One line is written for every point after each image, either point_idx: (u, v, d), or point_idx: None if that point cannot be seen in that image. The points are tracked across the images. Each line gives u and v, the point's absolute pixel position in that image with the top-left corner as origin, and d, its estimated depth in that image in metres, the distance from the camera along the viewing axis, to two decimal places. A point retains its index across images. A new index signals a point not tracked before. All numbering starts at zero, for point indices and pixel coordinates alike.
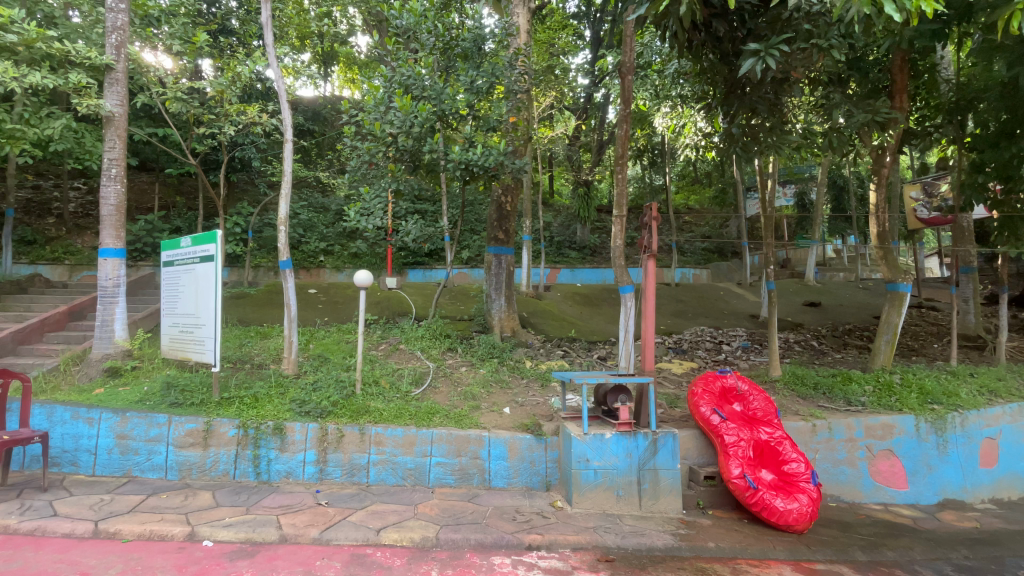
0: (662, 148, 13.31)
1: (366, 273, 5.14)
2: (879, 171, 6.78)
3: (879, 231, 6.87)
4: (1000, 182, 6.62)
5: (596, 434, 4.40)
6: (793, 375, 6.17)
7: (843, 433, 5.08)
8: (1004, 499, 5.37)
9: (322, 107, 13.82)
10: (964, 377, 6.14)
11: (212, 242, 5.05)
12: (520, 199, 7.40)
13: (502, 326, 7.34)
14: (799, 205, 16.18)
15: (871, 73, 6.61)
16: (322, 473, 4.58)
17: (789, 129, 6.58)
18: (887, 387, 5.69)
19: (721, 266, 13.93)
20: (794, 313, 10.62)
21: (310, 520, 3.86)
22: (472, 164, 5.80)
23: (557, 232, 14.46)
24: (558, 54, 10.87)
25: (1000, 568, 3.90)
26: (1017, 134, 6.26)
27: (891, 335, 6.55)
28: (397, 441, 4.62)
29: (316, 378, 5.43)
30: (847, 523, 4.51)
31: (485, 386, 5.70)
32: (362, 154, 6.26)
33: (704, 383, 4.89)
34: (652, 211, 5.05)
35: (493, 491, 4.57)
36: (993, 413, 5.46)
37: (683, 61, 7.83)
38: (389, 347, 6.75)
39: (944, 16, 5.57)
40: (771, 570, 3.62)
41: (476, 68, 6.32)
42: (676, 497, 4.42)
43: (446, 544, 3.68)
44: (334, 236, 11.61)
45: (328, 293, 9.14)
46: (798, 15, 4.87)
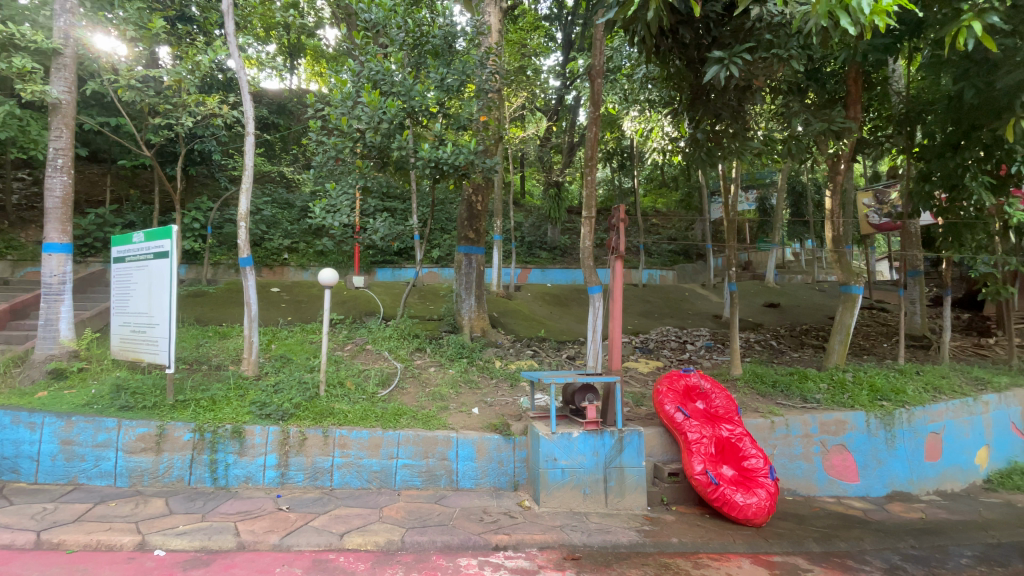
0: (630, 150, 13.54)
1: (331, 272, 5.00)
2: (835, 178, 7.05)
3: (835, 235, 7.12)
4: (946, 190, 6.83)
5: (563, 433, 4.42)
6: (753, 373, 6.38)
7: (800, 430, 5.27)
8: (948, 491, 5.67)
9: (288, 100, 13.45)
10: (911, 375, 6.47)
11: (167, 238, 4.82)
12: (490, 199, 7.36)
13: (472, 326, 7.29)
14: (761, 209, 16.76)
15: (829, 83, 6.93)
16: (283, 477, 4.44)
17: (751, 135, 6.83)
18: (841, 384, 5.95)
19: (686, 267, 14.26)
20: (756, 314, 10.99)
21: (270, 526, 3.74)
22: (441, 162, 5.74)
23: (528, 232, 14.56)
24: (529, 54, 10.89)
25: (944, 557, 4.11)
26: (961, 145, 6.51)
27: (845, 335, 6.83)
28: (361, 443, 4.52)
29: (278, 380, 5.28)
30: (803, 516, 4.68)
31: (453, 387, 5.66)
32: (328, 150, 6.05)
33: (668, 382, 5.00)
34: (621, 212, 5.09)
35: (460, 492, 4.54)
36: (938, 409, 5.75)
37: (650, 66, 8.00)
38: (355, 347, 6.63)
39: (897, 31, 5.93)
40: (731, 563, 3.71)
41: (446, 66, 6.33)
42: (641, 494, 4.49)
43: (411, 547, 3.62)
44: (299, 234, 11.33)
45: (292, 292, 8.90)
46: (760, 25, 5.10)
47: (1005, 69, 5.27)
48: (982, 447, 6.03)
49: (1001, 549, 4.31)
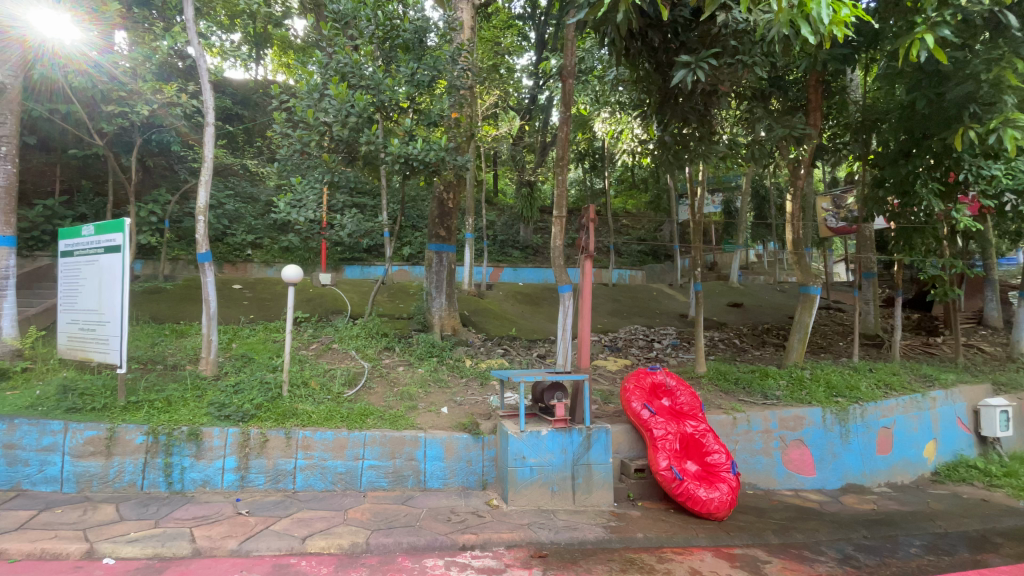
0: (602, 151, 13.69)
1: (295, 268, 4.89)
2: (796, 182, 7.28)
3: (795, 237, 7.36)
4: (899, 196, 7.13)
5: (532, 431, 4.42)
6: (717, 371, 6.54)
7: (760, 426, 5.42)
8: (898, 483, 5.95)
9: (254, 91, 13.04)
10: (865, 372, 6.76)
11: (120, 231, 4.59)
12: (462, 196, 7.30)
13: (443, 325, 7.22)
14: (726, 212, 17.22)
15: (791, 91, 7.20)
16: (243, 481, 4.30)
17: (717, 139, 6.99)
18: (799, 381, 6.18)
19: (655, 267, 14.50)
20: (720, 313, 11.27)
21: (228, 531, 3.61)
22: (411, 158, 5.64)
23: (500, 231, 14.55)
24: (503, 53, 10.86)
25: (894, 546, 4.29)
26: (913, 153, 6.86)
27: (804, 334, 7.08)
28: (326, 445, 4.41)
29: (238, 380, 5.11)
30: (762, 509, 4.83)
31: (422, 386, 5.59)
32: (293, 142, 5.84)
33: (635, 379, 5.06)
34: (590, 212, 5.13)
35: (427, 492, 4.48)
36: (889, 404, 6.02)
37: (621, 69, 8.11)
38: (321, 347, 6.47)
39: (854, 42, 6.16)
40: (694, 557, 3.79)
41: (417, 60, 6.25)
42: (607, 491, 4.54)
43: (376, 549, 3.55)
44: (264, 229, 11.02)
45: (254, 289, 8.61)
46: (726, 32, 5.25)
47: (955, 81, 5.55)
48: (930, 441, 6.32)
49: (947, 538, 4.52)
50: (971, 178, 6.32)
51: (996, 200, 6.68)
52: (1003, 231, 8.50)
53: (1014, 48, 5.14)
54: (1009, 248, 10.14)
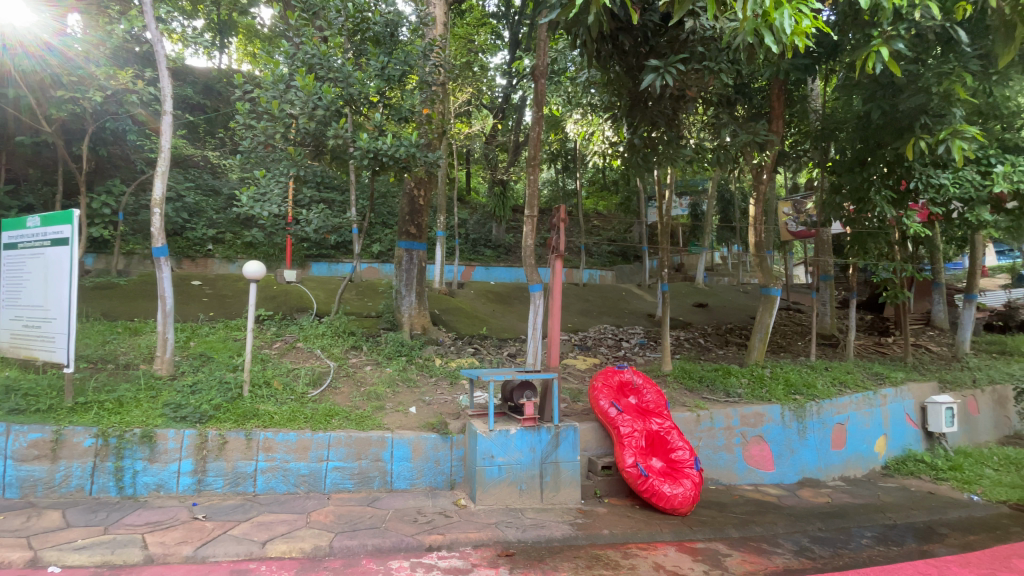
0: (574, 152, 13.79)
1: (257, 264, 4.75)
2: (759, 187, 7.49)
3: (757, 240, 7.59)
4: (854, 203, 7.31)
5: (500, 431, 4.41)
6: (682, 369, 6.70)
7: (722, 422, 5.57)
8: (851, 476, 6.22)
9: (217, 81, 12.59)
10: (821, 371, 7.04)
11: (68, 223, 4.35)
12: (433, 194, 7.23)
13: (412, 323, 7.14)
14: (693, 214, 17.66)
15: (756, 99, 7.43)
16: (200, 484, 4.14)
17: (685, 143, 7.15)
18: (760, 379, 6.38)
19: (624, 268, 14.71)
20: (687, 313, 11.54)
21: (183, 536, 3.48)
22: (380, 153, 5.53)
23: (472, 229, 14.52)
24: (476, 51, 10.80)
25: (847, 538, 4.48)
26: (867, 161, 7.05)
27: (764, 334, 7.31)
28: (288, 446, 4.30)
29: (195, 379, 4.93)
30: (724, 504, 4.96)
31: (390, 386, 5.51)
32: (257, 134, 5.62)
33: (603, 377, 5.13)
34: (561, 212, 5.17)
35: (394, 493, 4.42)
36: (844, 402, 6.27)
37: (593, 71, 8.19)
38: (285, 346, 6.31)
39: (815, 53, 6.40)
40: (658, 552, 3.86)
41: (388, 54, 6.16)
42: (575, 488, 4.58)
43: (340, 553, 3.48)
44: (226, 223, 10.68)
45: (215, 286, 8.31)
46: (694, 38, 5.38)
47: (909, 92, 5.78)
48: (881, 436, 6.63)
49: (896, 530, 4.74)
50: (922, 186, 6.62)
51: (943, 208, 7.01)
52: (949, 237, 8.98)
53: (963, 62, 5.43)
54: (954, 253, 10.72)
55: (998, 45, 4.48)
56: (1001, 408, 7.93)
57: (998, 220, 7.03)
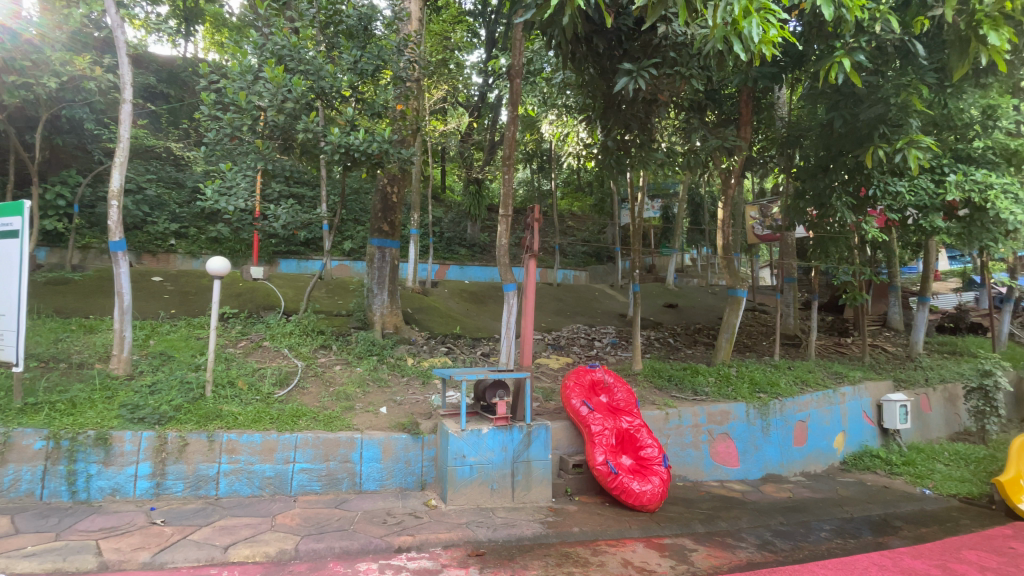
0: (548, 153, 13.85)
1: (222, 261, 4.60)
2: (727, 190, 7.68)
3: (725, 243, 7.79)
4: (817, 208, 7.65)
5: (472, 430, 4.39)
6: (652, 368, 6.83)
7: (690, 420, 5.70)
8: (810, 471, 6.46)
9: (181, 69, 12.04)
10: (784, 369, 7.30)
11: (17, 215, 4.10)
12: (407, 191, 7.14)
13: (384, 322, 7.04)
14: (664, 217, 18.04)
15: (726, 105, 7.63)
16: (158, 488, 3.98)
17: (657, 147, 7.28)
18: (726, 378, 6.56)
19: (597, 268, 14.87)
20: (656, 313, 11.77)
21: (140, 542, 3.34)
22: (352, 149, 5.41)
23: (447, 228, 14.44)
24: (452, 48, 10.72)
25: (807, 531, 4.65)
26: (829, 167, 7.37)
27: (730, 334, 7.52)
28: (253, 448, 4.17)
29: (155, 379, 4.74)
30: (691, 500, 5.08)
31: (361, 386, 5.41)
32: (223, 125, 5.42)
33: (575, 376, 5.18)
34: (535, 212, 5.18)
35: (363, 495, 4.35)
36: (804, 399, 6.51)
37: (569, 72, 8.26)
38: (250, 344, 6.13)
39: (782, 62, 6.57)
40: (626, 548, 3.92)
41: (361, 48, 6.02)
42: (546, 487, 4.61)
43: (306, 556, 3.40)
44: (189, 218, 10.32)
45: (177, 282, 7.99)
46: (666, 44, 5.48)
47: (868, 103, 6.03)
48: (839, 432, 6.91)
49: (853, 523, 4.95)
50: (880, 193, 6.96)
51: (899, 215, 7.39)
52: (903, 242, 9.41)
53: (919, 75, 5.73)
54: (909, 258, 11.25)
55: (951, 60, 4.77)
56: (950, 405, 8.37)
57: (949, 227, 7.39)
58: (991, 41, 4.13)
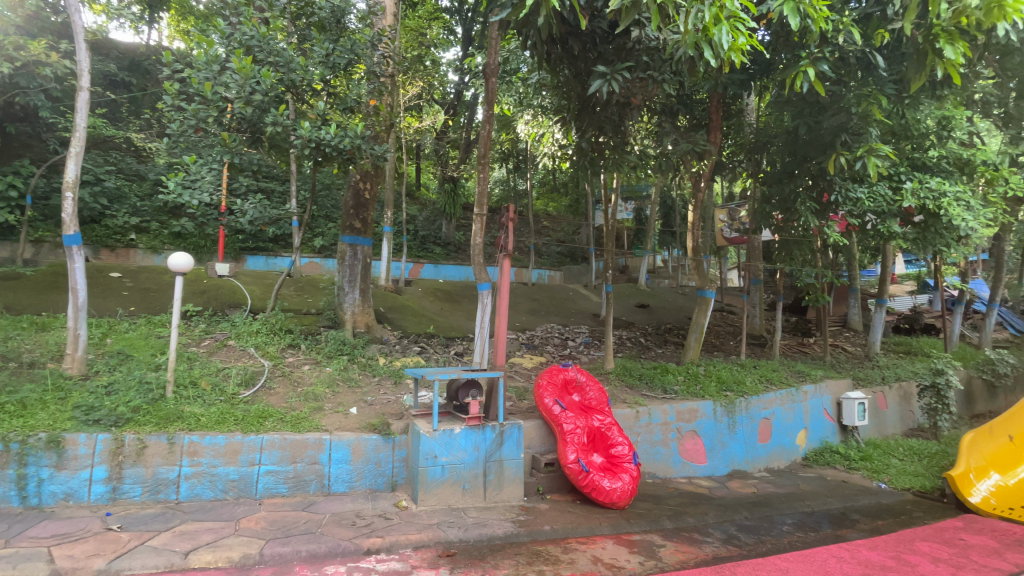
0: (524, 152, 13.88)
1: (184, 256, 4.44)
2: (698, 194, 7.85)
3: (695, 245, 7.96)
4: (782, 212, 7.97)
5: (444, 430, 4.36)
6: (624, 367, 6.92)
7: (660, 418, 5.81)
8: (774, 467, 6.67)
9: (144, 57, 11.48)
10: (750, 369, 7.50)
11: None
12: (380, 187, 7.03)
13: (355, 321, 6.91)
14: (637, 219, 18.33)
15: (697, 110, 7.80)
16: (115, 493, 3.82)
17: (630, 149, 7.38)
18: (695, 376, 6.71)
19: (571, 268, 15.00)
20: (628, 313, 11.94)
21: (94, 549, 3.19)
22: (323, 144, 5.29)
23: (421, 226, 14.31)
24: (428, 44, 10.63)
25: (770, 525, 4.80)
26: (795, 173, 7.64)
27: (699, 333, 7.68)
28: (216, 450, 4.03)
29: (112, 380, 4.53)
30: (660, 496, 5.18)
31: (330, 386, 5.31)
32: (186, 116, 5.20)
33: (548, 375, 5.20)
34: (510, 212, 5.18)
35: (331, 497, 4.26)
36: (769, 398, 6.72)
37: (544, 73, 8.30)
38: (215, 343, 5.93)
39: (750, 70, 6.78)
40: (596, 545, 3.96)
41: (333, 41, 5.89)
42: (518, 486, 4.62)
43: (271, 560, 3.32)
44: (151, 212, 9.93)
45: (137, 278, 7.66)
46: (639, 47, 5.56)
47: (831, 111, 6.26)
48: (801, 429, 7.15)
49: (813, 516, 5.13)
50: (841, 199, 7.25)
51: (859, 220, 7.73)
52: (864, 246, 9.79)
53: (879, 86, 5.94)
54: (868, 261, 11.71)
55: (909, 71, 5.01)
56: (905, 403, 8.76)
57: (905, 232, 7.75)
58: (947, 55, 4.37)
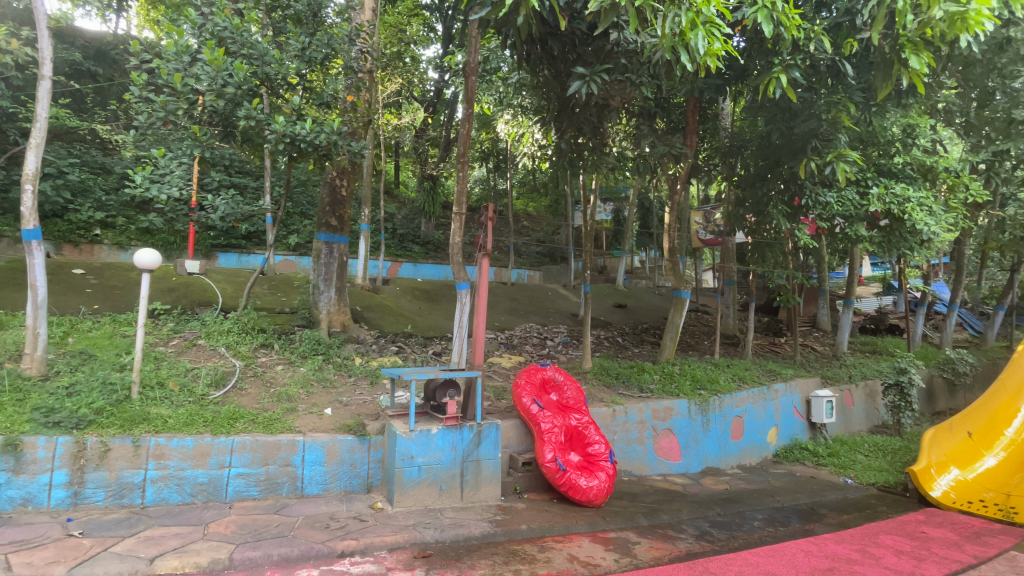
0: (504, 152, 13.88)
1: (151, 253, 4.29)
2: (674, 196, 7.96)
3: (672, 246, 8.06)
4: (756, 215, 8.14)
5: (421, 430, 4.32)
6: (601, 366, 6.97)
7: (636, 417, 5.88)
8: (746, 464, 6.81)
9: (111, 46, 11.06)
10: (724, 368, 7.65)
11: None
12: (357, 184, 6.93)
13: (331, 320, 6.80)
14: (616, 220, 18.53)
15: (674, 113, 7.92)
16: (76, 498, 3.68)
17: (609, 150, 7.44)
18: (670, 375, 6.81)
19: (551, 268, 15.07)
20: (606, 313, 12.04)
21: (54, 556, 3.07)
22: (297, 139, 5.18)
23: (400, 224, 14.18)
24: (407, 41, 10.55)
25: (742, 521, 4.90)
26: (768, 177, 7.79)
27: (675, 333, 7.80)
28: (184, 453, 3.91)
29: (72, 381, 4.35)
30: (635, 494, 5.24)
31: (304, 386, 5.21)
32: (154, 108, 5.02)
33: (527, 375, 5.21)
34: (489, 211, 5.17)
35: (304, 500, 4.19)
36: (741, 396, 6.87)
37: (524, 73, 8.32)
38: (183, 343, 5.76)
39: (726, 75, 6.91)
40: (572, 543, 3.99)
41: (309, 35, 5.79)
42: (495, 486, 4.61)
43: (241, 565, 3.24)
44: (118, 207, 9.59)
45: (101, 275, 7.39)
46: (618, 49, 5.60)
47: (803, 117, 6.42)
48: (773, 427, 7.33)
49: (783, 512, 5.26)
50: (812, 203, 7.46)
51: (828, 223, 7.95)
52: (833, 249, 10.08)
53: (848, 93, 6.13)
54: (837, 264, 12.07)
55: (877, 80, 5.18)
56: (871, 401, 9.06)
57: (872, 235, 8.01)
58: (912, 64, 4.53)
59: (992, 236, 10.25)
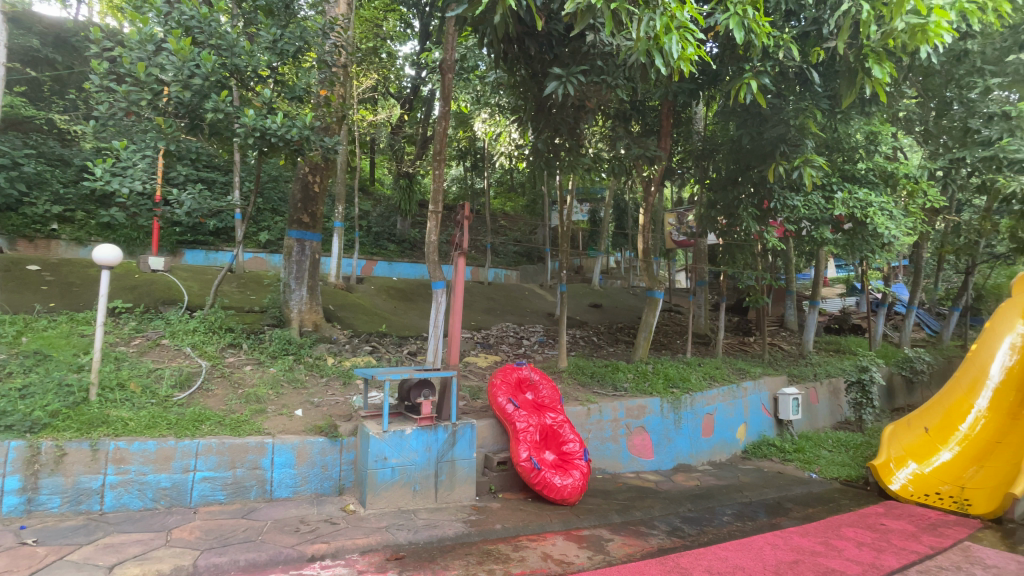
0: (481, 151, 13.85)
1: (111, 250, 4.13)
2: (649, 198, 8.07)
3: (646, 247, 8.16)
4: (727, 217, 8.31)
5: (395, 431, 4.28)
6: (576, 366, 7.01)
7: (610, 415, 5.94)
8: (716, 461, 6.96)
9: (71, 32, 10.62)
10: (695, 366, 7.80)
11: None
12: (330, 181, 6.80)
13: (302, 320, 6.66)
14: (592, 220, 18.68)
15: (649, 116, 8.05)
16: (30, 504, 3.52)
17: (585, 151, 7.50)
18: (644, 374, 6.91)
19: (527, 268, 15.09)
20: (582, 313, 12.14)
21: (4, 566, 2.93)
22: (267, 133, 5.05)
23: (375, 222, 14.00)
24: (383, 36, 10.42)
25: (712, 516, 5.01)
26: (738, 180, 7.96)
27: (649, 332, 7.91)
28: (146, 457, 3.78)
29: (25, 383, 4.15)
30: (609, 491, 5.30)
31: (273, 387, 5.10)
32: (115, 98, 4.81)
33: (502, 374, 5.22)
34: (465, 210, 5.15)
35: (274, 503, 4.09)
36: (712, 394, 7.01)
37: (501, 73, 8.32)
38: (146, 343, 5.56)
39: (699, 79, 7.04)
40: (546, 542, 4.00)
41: (281, 27, 5.66)
42: (469, 486, 4.60)
43: (206, 571, 3.14)
44: (77, 200, 9.20)
45: (58, 271, 7.08)
46: (594, 51, 5.63)
47: (772, 123, 6.53)
48: (742, 425, 7.50)
49: (751, 506, 5.40)
50: (780, 207, 7.71)
51: (796, 226, 8.20)
52: (801, 251, 10.37)
53: (815, 100, 6.32)
54: (804, 265, 12.45)
55: (843, 88, 5.35)
56: (835, 398, 9.36)
57: (837, 238, 8.28)
58: (875, 74, 4.67)
59: (947, 240, 10.71)
